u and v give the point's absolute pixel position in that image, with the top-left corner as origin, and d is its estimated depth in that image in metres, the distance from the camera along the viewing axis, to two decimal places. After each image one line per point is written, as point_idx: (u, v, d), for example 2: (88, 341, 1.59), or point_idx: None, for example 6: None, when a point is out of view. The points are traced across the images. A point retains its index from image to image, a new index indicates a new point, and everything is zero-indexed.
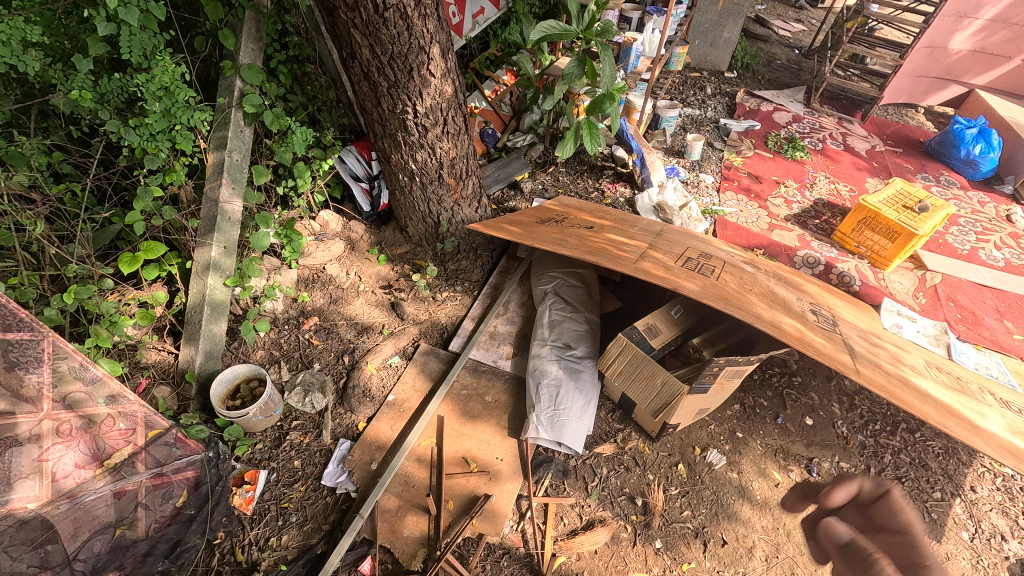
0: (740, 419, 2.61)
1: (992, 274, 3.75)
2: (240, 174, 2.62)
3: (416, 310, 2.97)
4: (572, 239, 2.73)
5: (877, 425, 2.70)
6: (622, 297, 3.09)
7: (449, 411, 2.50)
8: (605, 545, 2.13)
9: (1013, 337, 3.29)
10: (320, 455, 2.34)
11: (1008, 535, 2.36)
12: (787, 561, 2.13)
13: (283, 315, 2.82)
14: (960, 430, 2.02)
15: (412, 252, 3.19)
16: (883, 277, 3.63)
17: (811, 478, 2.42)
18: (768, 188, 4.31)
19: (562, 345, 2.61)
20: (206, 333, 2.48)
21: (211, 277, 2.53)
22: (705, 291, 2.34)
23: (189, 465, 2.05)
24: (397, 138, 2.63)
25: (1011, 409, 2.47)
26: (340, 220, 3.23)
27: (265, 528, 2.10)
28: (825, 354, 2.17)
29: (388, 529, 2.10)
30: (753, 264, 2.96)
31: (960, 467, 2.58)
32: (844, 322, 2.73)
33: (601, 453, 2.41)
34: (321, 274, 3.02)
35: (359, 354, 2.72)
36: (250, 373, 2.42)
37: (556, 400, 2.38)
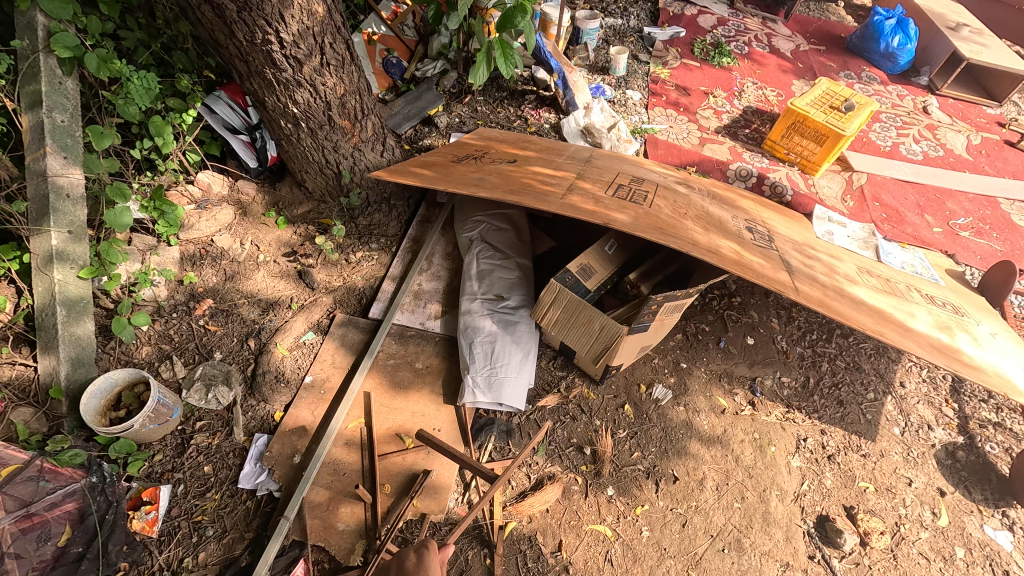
0: (684, 348, 2.53)
1: (913, 169, 3.79)
2: (71, 139, 2.11)
3: (327, 276, 2.63)
4: (493, 176, 2.44)
5: (814, 334, 2.71)
6: (555, 235, 2.87)
7: (376, 385, 2.26)
8: (557, 502, 2.03)
9: (933, 231, 3.37)
10: (235, 455, 2.07)
11: (933, 423, 2.47)
12: (737, 486, 2.12)
13: (169, 302, 2.41)
14: (894, 335, 2.03)
15: (316, 210, 2.80)
16: (813, 183, 3.58)
17: (755, 398, 2.41)
18: (697, 100, 4.10)
19: (493, 297, 2.39)
20: (67, 338, 2.05)
21: (59, 269, 2.08)
22: (638, 222, 2.15)
23: (69, 497, 1.72)
24: (267, 78, 2.18)
25: (937, 305, 2.51)
26: (224, 181, 2.75)
27: (178, 549, 1.85)
28: (764, 276, 2.07)
29: (320, 526, 1.90)
30: (686, 184, 2.81)
31: (890, 364, 2.65)
32: (780, 236, 2.66)
33: (544, 406, 2.28)
34: (210, 249, 2.60)
35: (267, 335, 2.39)
36: (133, 378, 2.04)
37: (491, 358, 2.20)
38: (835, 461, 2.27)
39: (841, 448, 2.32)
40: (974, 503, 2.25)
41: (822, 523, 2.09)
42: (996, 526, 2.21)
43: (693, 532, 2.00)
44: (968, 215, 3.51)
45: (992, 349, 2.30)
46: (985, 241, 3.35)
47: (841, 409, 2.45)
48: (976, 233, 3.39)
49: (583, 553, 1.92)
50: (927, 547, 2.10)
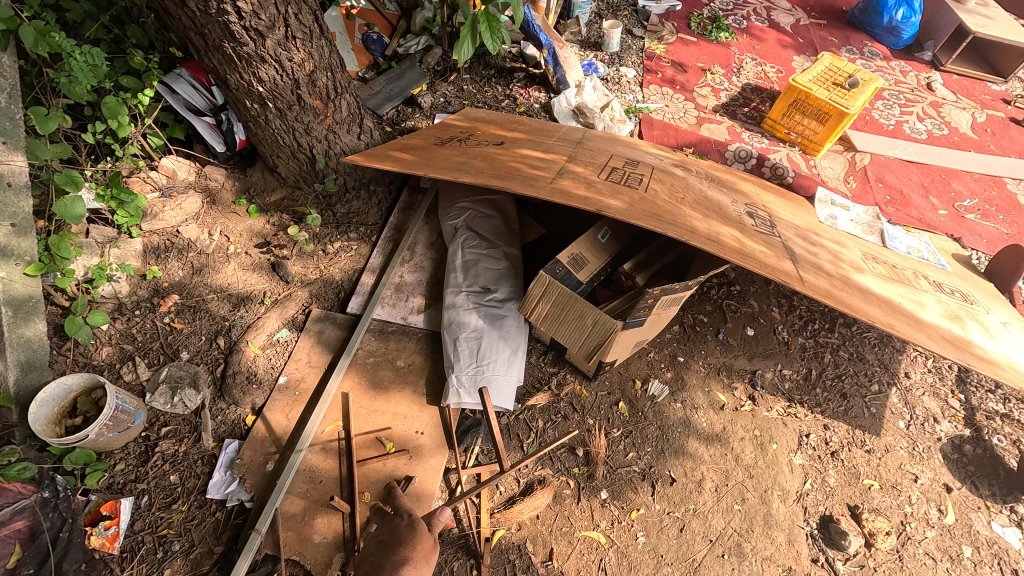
0: (681, 341, 2.41)
1: (917, 148, 3.64)
2: (11, 123, 1.92)
3: (303, 268, 2.47)
4: (477, 160, 2.27)
5: (816, 324, 2.59)
6: (546, 222, 2.71)
7: (354, 385, 2.12)
8: (547, 507, 1.92)
9: (938, 213, 3.24)
10: (203, 463, 1.94)
11: (940, 416, 2.38)
12: (737, 487, 2.02)
13: (131, 298, 2.24)
14: (904, 328, 1.91)
15: (290, 197, 2.62)
16: (814, 163, 3.43)
17: (756, 392, 2.30)
18: (694, 77, 3.92)
19: (480, 289, 2.25)
20: (15, 340, 1.88)
21: (2, 266, 1.90)
22: (633, 208, 2.00)
23: (17, 514, 1.58)
24: (226, 53, 1.98)
25: (945, 292, 2.40)
26: (191, 168, 2.59)
27: (141, 566, 1.72)
28: (767, 265, 1.94)
29: (295, 538, 1.78)
30: (683, 166, 2.66)
31: (895, 354, 2.54)
32: (782, 221, 2.52)
33: (534, 404, 2.16)
34: (176, 240, 2.42)
35: (238, 333, 2.23)
36: (89, 383, 1.88)
37: (478, 355, 2.07)
38: (838, 458, 2.17)
39: (845, 444, 2.22)
40: (981, 499, 2.16)
41: (826, 523, 1.99)
42: (1004, 523, 2.12)
43: (691, 537, 1.90)
44: (973, 196, 3.38)
45: (1004, 339, 2.19)
46: (991, 224, 3.23)
47: (845, 403, 2.34)
48: (982, 215, 3.27)
49: (575, 561, 1.81)
50: (934, 546, 2.01)
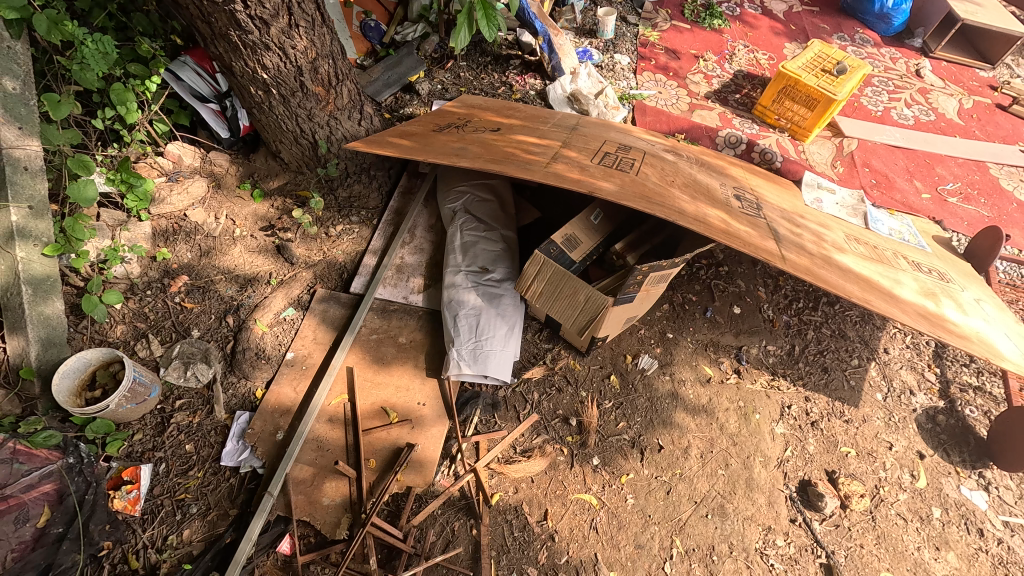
0: (670, 319, 2.52)
1: (903, 134, 3.73)
2: (25, 109, 2.01)
3: (307, 250, 2.56)
4: (474, 145, 2.35)
5: (800, 303, 2.70)
6: (541, 206, 2.80)
7: (358, 360, 2.22)
8: (542, 472, 2.04)
9: (922, 197, 3.35)
10: (216, 433, 2.05)
11: (915, 388, 2.50)
12: (721, 454, 2.14)
13: (142, 279, 2.33)
14: (880, 303, 2.02)
15: (293, 181, 2.69)
16: (803, 149, 3.52)
17: (741, 366, 2.41)
18: (687, 64, 3.99)
19: (478, 270, 2.35)
20: (36, 318, 1.98)
21: (21, 247, 1.99)
22: (623, 191, 2.09)
23: (45, 478, 1.69)
24: (232, 41, 2.06)
25: (922, 271, 2.50)
26: (195, 153, 2.66)
27: (161, 527, 1.83)
28: (750, 244, 2.03)
29: (305, 501, 1.89)
30: (674, 151, 2.75)
31: (875, 331, 2.66)
32: (768, 204, 2.61)
33: (530, 377, 2.27)
34: (183, 224, 2.51)
35: (246, 311, 2.33)
36: (107, 357, 1.99)
37: (476, 332, 2.17)
38: (818, 427, 2.29)
39: (825, 414, 2.34)
40: (952, 465, 2.29)
41: (804, 487, 2.12)
42: (972, 487, 2.25)
43: (677, 499, 2.02)
44: (956, 180, 3.48)
45: (976, 315, 2.30)
46: (972, 207, 3.34)
47: (826, 376, 2.46)
48: (964, 198, 3.38)
49: (568, 521, 1.94)
50: (905, 508, 2.14)
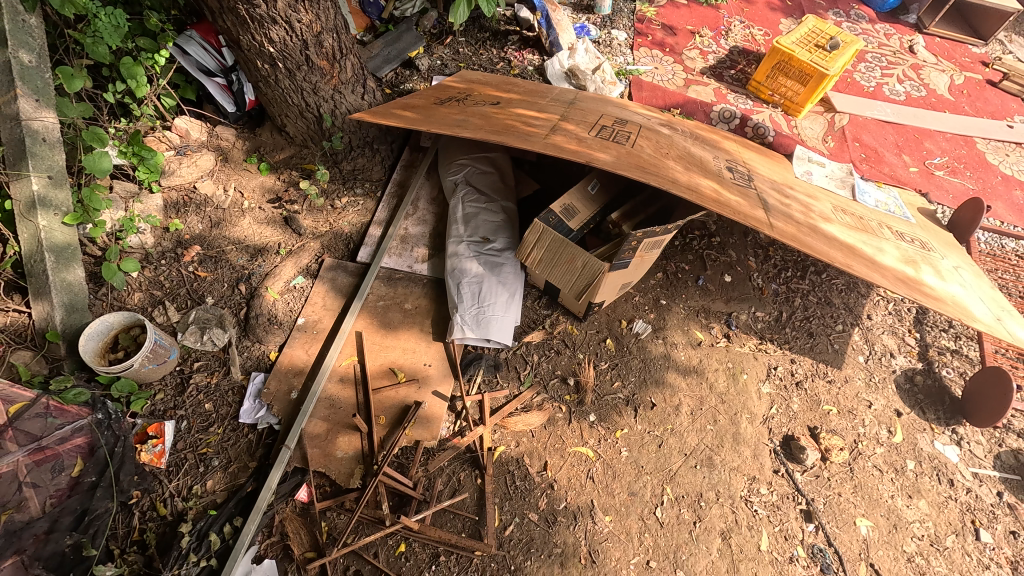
0: (663, 287, 2.63)
1: (894, 109, 3.81)
2: (42, 82, 2.12)
3: (314, 222, 2.64)
4: (476, 118, 2.43)
5: (789, 272, 2.81)
6: (540, 179, 2.89)
7: (367, 325, 2.33)
8: (541, 427, 2.18)
9: (909, 171, 3.45)
10: (233, 393, 2.17)
11: (895, 351, 2.63)
12: (710, 411, 2.28)
13: (156, 250, 2.42)
14: (861, 267, 2.12)
15: (298, 155, 2.77)
16: (795, 124, 3.60)
17: (730, 331, 2.53)
18: (683, 40, 4.03)
19: (479, 239, 2.44)
20: (59, 284, 2.09)
21: (43, 216, 2.09)
22: (619, 161, 2.18)
23: (77, 432, 1.78)
24: (239, 15, 2.12)
25: (905, 240, 2.60)
26: (202, 127, 2.71)
27: (186, 478, 1.96)
28: (740, 212, 2.13)
29: (320, 454, 2.02)
30: (669, 125, 2.83)
31: (859, 299, 2.78)
32: (759, 176, 2.71)
33: (530, 341, 2.39)
34: (193, 196, 2.58)
35: (257, 280, 2.43)
36: (128, 322, 2.08)
37: (479, 297, 2.28)
38: (802, 387, 2.43)
39: (809, 375, 2.47)
40: (927, 422, 2.43)
41: (787, 441, 2.26)
42: (945, 441, 2.39)
43: (668, 452, 2.16)
44: (944, 154, 3.57)
45: (954, 281, 2.41)
46: (958, 180, 3.44)
47: (811, 340, 2.59)
48: (950, 172, 3.48)
49: (566, 471, 2.09)
50: (882, 460, 2.29)
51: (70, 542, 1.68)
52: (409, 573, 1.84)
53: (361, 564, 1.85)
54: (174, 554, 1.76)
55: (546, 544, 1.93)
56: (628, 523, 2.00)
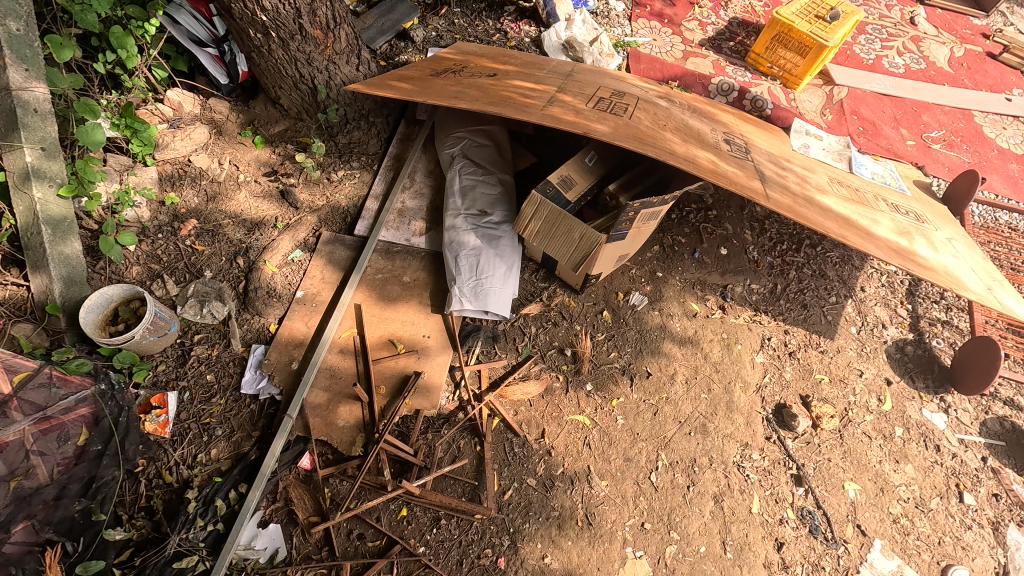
0: (660, 259, 2.65)
1: (893, 82, 3.78)
2: (30, 50, 2.09)
3: (310, 195, 2.63)
4: (472, 89, 2.40)
5: (784, 245, 2.82)
6: (537, 152, 2.88)
7: (365, 298, 2.35)
8: (539, 396, 2.22)
9: (906, 144, 3.44)
10: (234, 365, 2.19)
11: (887, 322, 2.67)
12: (704, 379, 2.33)
13: (153, 223, 2.41)
14: (856, 238, 2.13)
15: (293, 128, 2.74)
16: (794, 97, 3.57)
17: (725, 303, 2.56)
18: (682, 11, 3.97)
19: (477, 212, 2.44)
20: (56, 257, 2.09)
21: (38, 188, 2.08)
22: (617, 132, 2.18)
23: (81, 402, 1.81)
24: None
25: (900, 213, 2.62)
26: (195, 100, 2.69)
27: (190, 447, 1.99)
28: (736, 183, 2.13)
29: (322, 423, 2.06)
30: (667, 97, 2.81)
31: (853, 271, 2.80)
32: (756, 149, 2.70)
33: (528, 313, 2.42)
34: (188, 169, 2.56)
35: (255, 254, 2.43)
36: (127, 294, 2.09)
37: (477, 270, 2.29)
38: (795, 357, 2.47)
39: (802, 345, 2.51)
40: (916, 390, 2.48)
41: (780, 409, 2.31)
42: (933, 409, 2.44)
43: (663, 419, 2.21)
44: (941, 128, 3.57)
45: (947, 253, 2.43)
46: (954, 153, 3.44)
47: (805, 312, 2.62)
48: (947, 145, 3.48)
49: (563, 439, 2.14)
50: (871, 427, 2.34)
51: (79, 507, 1.70)
52: (412, 535, 1.91)
53: (364, 527, 1.92)
54: (181, 519, 1.80)
55: (543, 507, 2.00)
56: (623, 487, 2.06)
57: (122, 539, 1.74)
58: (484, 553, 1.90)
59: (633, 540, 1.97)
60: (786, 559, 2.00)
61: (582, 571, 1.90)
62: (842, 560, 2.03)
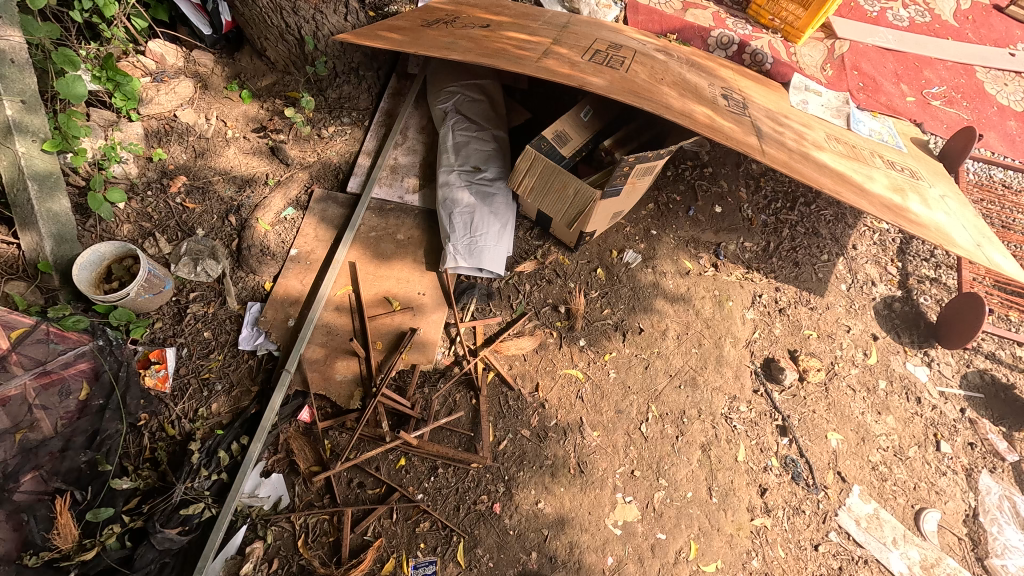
0: (655, 217, 2.65)
1: (897, 35, 3.66)
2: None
3: (301, 152, 2.59)
4: (464, 41, 2.32)
5: (779, 203, 2.82)
6: (531, 108, 2.82)
7: (360, 256, 2.35)
8: (533, 351, 2.27)
9: (906, 100, 3.40)
10: (231, 322, 2.21)
11: (877, 280, 2.70)
12: (696, 335, 2.37)
13: (141, 180, 2.38)
14: (850, 194, 2.12)
15: (281, 82, 2.66)
16: (794, 51, 3.45)
17: (718, 261, 2.58)
18: None
19: (470, 169, 2.42)
20: (44, 214, 2.07)
21: (21, 142, 2.04)
22: (613, 86, 2.13)
23: (81, 358, 1.82)
24: None
25: (895, 170, 2.61)
26: (178, 53, 2.59)
27: (191, 401, 2.03)
28: (733, 138, 2.10)
29: (320, 378, 2.09)
30: (665, 51, 2.74)
31: (846, 229, 2.81)
32: (754, 104, 2.65)
33: (522, 271, 2.44)
34: (175, 125, 2.50)
35: (247, 211, 2.41)
36: (120, 252, 2.08)
37: (471, 227, 2.29)
38: (785, 313, 2.51)
39: (792, 302, 2.55)
40: (901, 345, 2.54)
41: (767, 363, 2.37)
42: (917, 363, 2.51)
43: (654, 373, 2.27)
44: (943, 83, 3.50)
45: (939, 210, 2.43)
46: (954, 110, 3.41)
47: (796, 269, 2.64)
48: (947, 102, 3.43)
49: (557, 392, 2.20)
50: (856, 380, 2.41)
51: (85, 459, 1.76)
52: (410, 483, 1.99)
53: (364, 476, 1.99)
54: (186, 469, 1.85)
55: (537, 456, 2.07)
56: (614, 437, 2.13)
57: (129, 488, 1.79)
58: (480, 499, 1.98)
59: (623, 486, 2.05)
60: (768, 504, 2.10)
61: (574, 516, 1.99)
62: (822, 503, 2.13)
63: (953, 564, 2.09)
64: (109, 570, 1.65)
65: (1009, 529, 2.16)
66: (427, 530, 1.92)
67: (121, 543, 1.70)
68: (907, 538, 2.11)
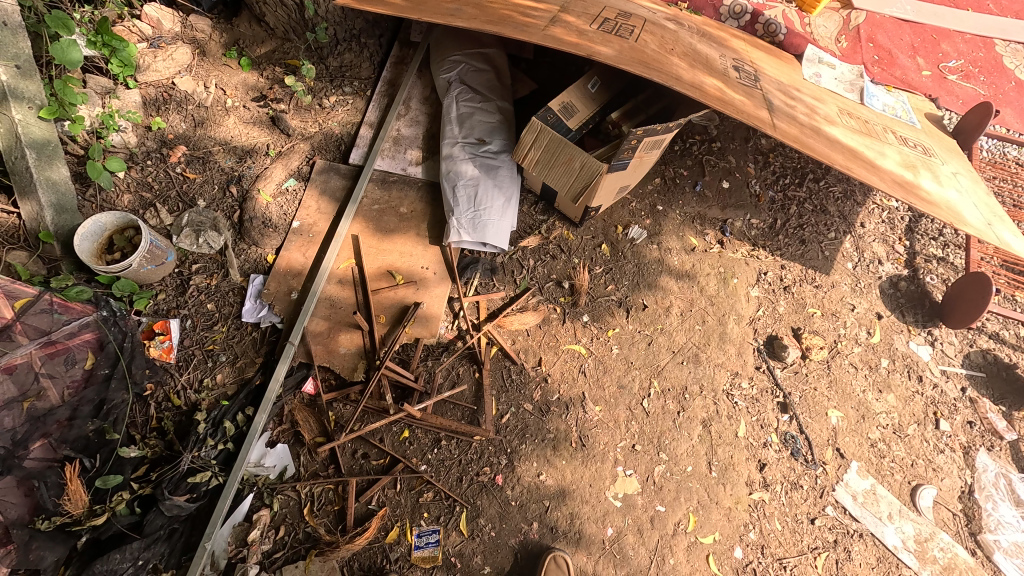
0: (661, 193, 2.61)
1: (915, 5, 3.43)
2: None
3: (302, 122, 2.54)
4: (469, 7, 2.24)
5: (787, 179, 2.76)
6: (537, 78, 2.75)
7: (362, 229, 2.33)
8: (536, 326, 2.27)
9: (921, 75, 3.32)
10: (234, 294, 2.20)
11: (884, 259, 2.67)
12: (699, 312, 2.37)
13: (141, 149, 2.34)
14: (862, 170, 2.08)
15: (280, 49, 2.56)
16: (809, 21, 3.24)
17: (724, 238, 2.55)
18: None
19: (475, 141, 2.37)
20: (44, 182, 2.04)
21: (17, 109, 2.00)
22: (621, 55, 2.06)
23: (85, 328, 1.81)
24: None
25: (907, 146, 2.56)
26: (174, 17, 2.50)
27: (196, 371, 2.04)
28: (743, 112, 2.05)
29: (323, 350, 2.10)
30: (675, 20, 2.64)
31: (855, 207, 2.76)
32: (766, 77, 2.58)
33: (526, 246, 2.42)
34: (173, 93, 2.44)
35: (248, 182, 2.38)
36: (121, 223, 2.06)
37: (475, 201, 2.26)
38: (790, 291, 2.50)
39: (797, 280, 2.53)
40: (905, 324, 2.53)
41: (770, 341, 2.37)
42: (920, 342, 2.50)
43: (656, 349, 2.27)
44: (960, 57, 3.38)
45: (950, 187, 2.40)
46: (970, 85, 3.35)
47: (803, 247, 2.61)
48: (964, 76, 3.36)
49: (560, 367, 2.20)
50: (858, 358, 2.41)
51: (93, 427, 1.76)
52: (413, 455, 2.02)
53: (368, 448, 2.02)
54: (192, 438, 1.86)
55: (540, 430, 2.09)
56: (616, 412, 2.15)
57: (137, 457, 1.79)
58: (483, 471, 2.01)
59: (623, 460, 2.08)
60: (766, 479, 2.12)
61: (575, 488, 2.02)
62: (819, 479, 2.16)
63: (946, 539, 2.13)
64: (119, 535, 1.68)
65: (1003, 506, 2.19)
66: (430, 500, 1.96)
67: (130, 509, 1.72)
68: (903, 513, 2.14)
